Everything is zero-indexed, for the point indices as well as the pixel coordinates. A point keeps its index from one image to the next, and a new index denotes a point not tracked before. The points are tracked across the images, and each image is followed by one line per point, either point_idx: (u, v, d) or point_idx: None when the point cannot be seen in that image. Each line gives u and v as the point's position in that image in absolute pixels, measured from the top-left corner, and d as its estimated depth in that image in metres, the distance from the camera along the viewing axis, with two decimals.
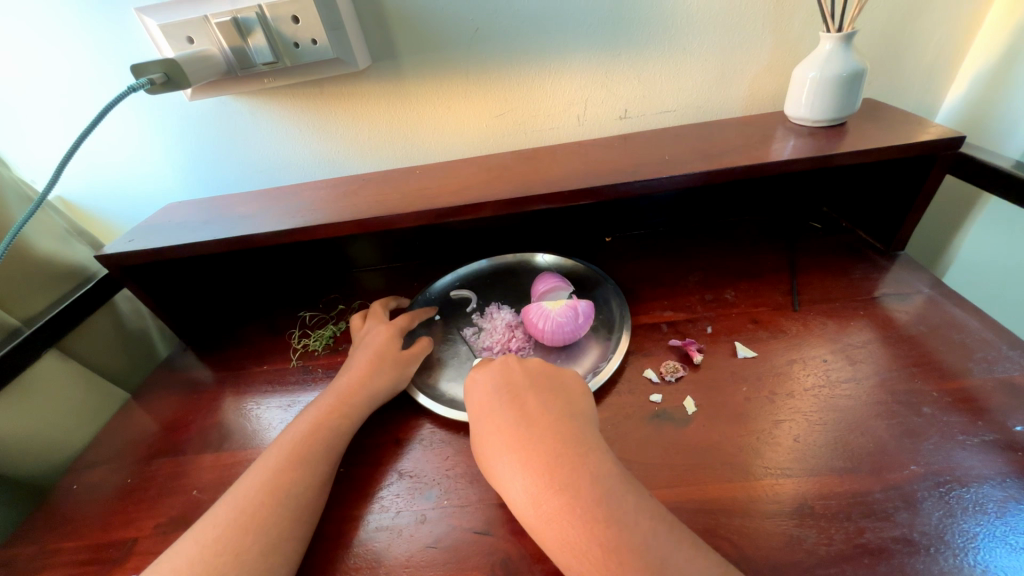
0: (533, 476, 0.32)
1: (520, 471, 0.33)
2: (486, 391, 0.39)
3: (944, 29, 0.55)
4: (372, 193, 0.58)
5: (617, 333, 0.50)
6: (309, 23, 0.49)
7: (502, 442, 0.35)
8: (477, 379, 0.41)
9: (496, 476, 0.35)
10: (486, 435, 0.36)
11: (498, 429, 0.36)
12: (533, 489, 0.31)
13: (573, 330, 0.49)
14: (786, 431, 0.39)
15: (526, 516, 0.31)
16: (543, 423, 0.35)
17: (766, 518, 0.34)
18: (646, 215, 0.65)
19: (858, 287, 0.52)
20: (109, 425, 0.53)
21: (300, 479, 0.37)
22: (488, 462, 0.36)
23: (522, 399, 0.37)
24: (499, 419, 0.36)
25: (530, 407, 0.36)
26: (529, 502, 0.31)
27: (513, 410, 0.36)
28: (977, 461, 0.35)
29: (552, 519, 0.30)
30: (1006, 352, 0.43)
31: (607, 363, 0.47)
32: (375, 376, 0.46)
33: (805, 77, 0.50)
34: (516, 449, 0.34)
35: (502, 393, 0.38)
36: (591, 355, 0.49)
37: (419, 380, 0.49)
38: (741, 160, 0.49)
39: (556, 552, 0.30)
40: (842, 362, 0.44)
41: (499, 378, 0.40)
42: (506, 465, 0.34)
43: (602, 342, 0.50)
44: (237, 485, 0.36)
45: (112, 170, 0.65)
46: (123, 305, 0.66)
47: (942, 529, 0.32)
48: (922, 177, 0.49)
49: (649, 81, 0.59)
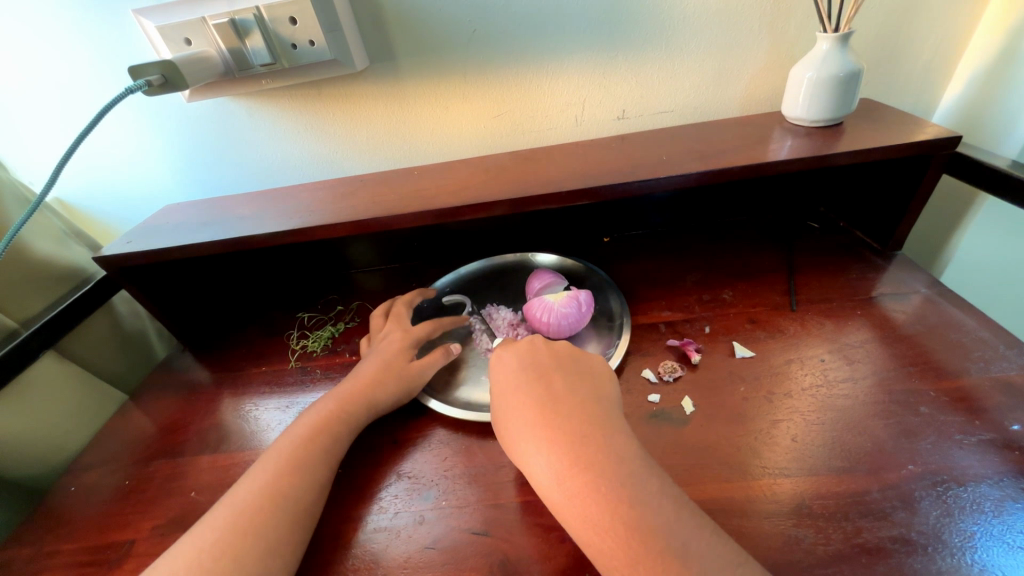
0: (558, 452, 0.32)
1: (545, 449, 0.33)
2: (511, 368, 0.39)
3: (940, 29, 0.55)
4: (370, 194, 0.58)
5: (618, 321, 0.52)
6: (307, 25, 0.49)
7: (526, 419, 0.35)
8: (503, 357, 0.41)
9: (520, 453, 0.34)
10: (510, 412, 0.36)
11: (524, 406, 0.36)
12: (558, 465, 0.31)
13: (579, 319, 0.50)
14: (783, 431, 0.39)
15: (550, 494, 0.31)
16: (570, 404, 0.35)
17: (764, 518, 0.34)
18: (645, 215, 0.65)
19: (856, 287, 0.52)
20: (106, 427, 0.53)
21: (297, 481, 0.37)
22: (510, 438, 0.36)
23: (549, 378, 0.37)
24: (524, 397, 0.36)
25: (556, 388, 0.36)
26: (554, 479, 0.31)
27: (539, 389, 0.36)
28: (974, 460, 0.36)
29: (576, 498, 0.30)
30: (1003, 351, 0.43)
31: (613, 352, 0.48)
32: (381, 376, 0.46)
33: (802, 77, 0.50)
34: (542, 427, 0.34)
35: (528, 372, 0.38)
36: (595, 343, 0.50)
37: (431, 390, 0.49)
38: (739, 161, 0.49)
39: (577, 529, 0.30)
40: (839, 361, 0.45)
41: (525, 357, 0.39)
42: (531, 441, 0.34)
43: (605, 331, 0.51)
44: (234, 488, 0.37)
45: (109, 172, 0.65)
46: (121, 307, 0.66)
47: (939, 528, 0.32)
48: (918, 177, 0.49)
49: (648, 81, 0.60)
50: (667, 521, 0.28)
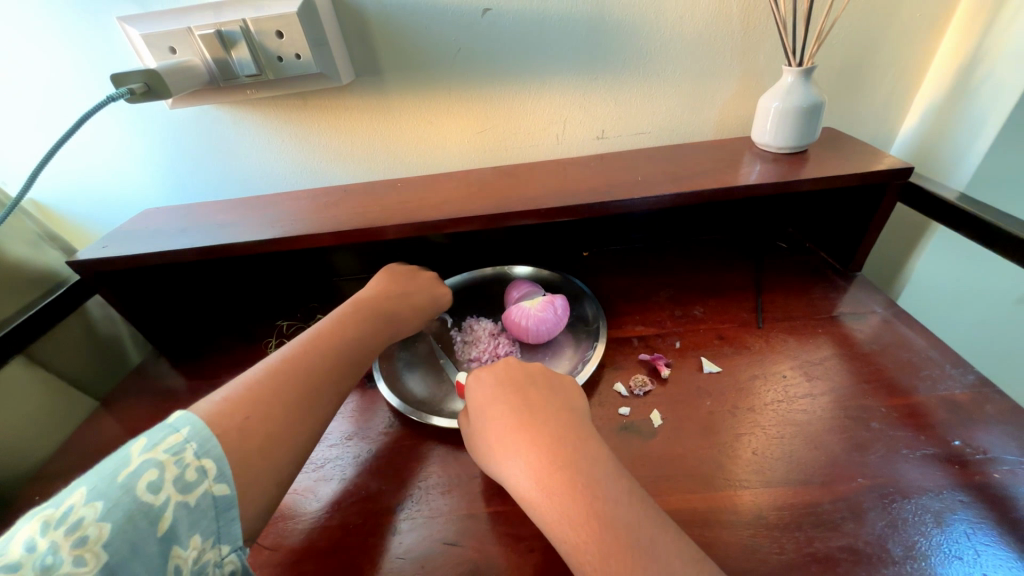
0: (536, 454, 0.33)
1: (523, 451, 0.34)
2: (489, 382, 0.40)
3: (900, 62, 0.58)
4: (352, 205, 0.58)
5: (594, 326, 0.54)
6: (294, 39, 0.50)
7: (504, 427, 0.36)
8: (480, 378, 0.41)
9: (498, 461, 0.35)
10: (488, 422, 0.37)
11: (501, 416, 0.37)
12: (536, 465, 0.33)
13: (555, 324, 0.52)
14: (745, 444, 0.41)
15: (523, 491, 0.33)
16: (545, 411, 0.36)
17: (724, 528, 0.35)
18: (623, 231, 0.67)
19: (818, 305, 0.55)
20: (77, 433, 0.52)
21: (275, 464, 0.34)
22: (488, 450, 0.37)
23: (524, 391, 0.38)
24: (501, 406, 0.37)
25: (533, 398, 0.38)
26: (531, 478, 0.32)
27: (516, 399, 0.38)
28: (919, 474, 0.38)
29: (552, 494, 0.31)
30: (949, 369, 0.46)
31: (593, 351, 0.50)
32: (348, 329, 0.45)
33: (770, 106, 0.53)
34: (519, 432, 0.35)
35: (505, 383, 0.39)
36: (575, 345, 0.53)
37: (414, 404, 0.48)
38: (709, 184, 0.52)
39: (554, 525, 0.31)
40: (800, 377, 0.47)
41: (501, 371, 0.41)
42: (508, 447, 0.35)
43: (583, 333, 0.54)
44: (198, 407, 0.34)
45: (87, 176, 0.65)
46: (94, 311, 0.65)
47: (884, 538, 0.34)
48: (876, 204, 0.52)
49: (626, 103, 0.62)
50: (635, 522, 0.29)
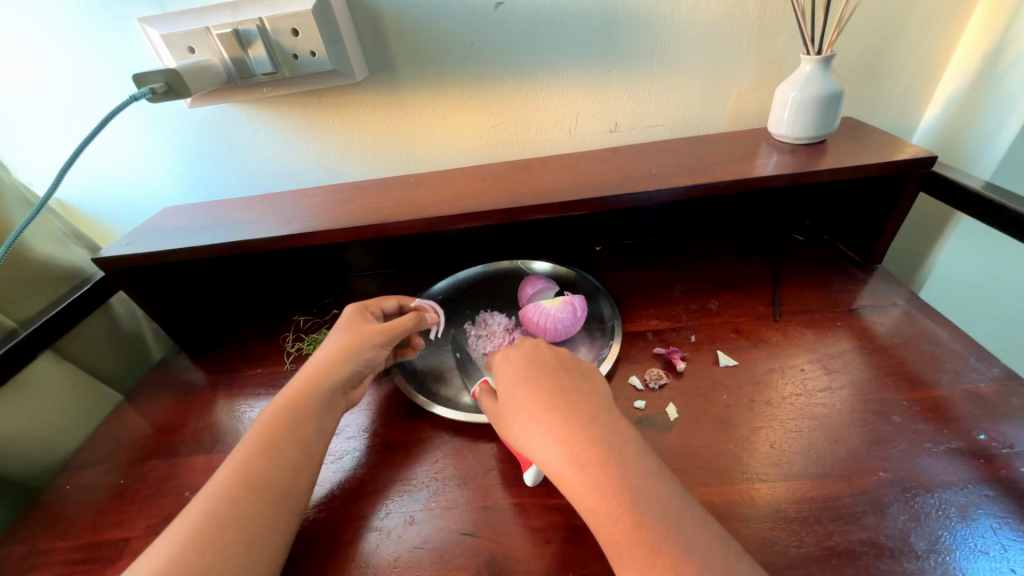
0: (571, 432, 0.33)
1: (557, 429, 0.33)
2: (519, 363, 0.39)
3: (922, 49, 0.57)
4: (367, 200, 0.59)
5: (609, 324, 0.53)
6: (309, 36, 0.51)
7: (536, 405, 0.35)
8: (509, 359, 0.40)
9: (527, 439, 0.35)
10: (518, 401, 0.37)
11: (534, 395, 0.36)
12: (570, 443, 0.32)
13: (572, 323, 0.52)
14: (763, 438, 0.41)
15: (558, 468, 0.32)
16: (577, 393, 0.36)
17: (743, 522, 0.35)
18: (637, 225, 0.67)
19: (837, 298, 0.54)
20: (103, 426, 0.53)
21: None
22: (518, 426, 0.36)
23: (556, 373, 0.38)
24: (532, 386, 0.37)
25: (565, 380, 0.37)
26: (565, 455, 0.32)
27: (548, 380, 0.37)
28: (942, 467, 0.37)
29: (586, 472, 0.31)
30: (973, 363, 0.45)
31: (608, 349, 0.50)
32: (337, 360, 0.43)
33: (787, 96, 0.52)
34: (553, 412, 0.34)
35: (535, 365, 0.38)
36: (591, 343, 0.52)
37: (423, 390, 0.50)
38: (725, 176, 0.51)
39: (586, 500, 0.31)
40: (818, 371, 0.46)
41: (530, 353, 0.40)
42: (542, 424, 0.34)
43: (598, 331, 0.54)
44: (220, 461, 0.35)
45: (110, 174, 0.66)
46: (117, 307, 0.66)
47: (906, 532, 0.33)
48: (897, 195, 0.51)
49: (640, 95, 0.61)
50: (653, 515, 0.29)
